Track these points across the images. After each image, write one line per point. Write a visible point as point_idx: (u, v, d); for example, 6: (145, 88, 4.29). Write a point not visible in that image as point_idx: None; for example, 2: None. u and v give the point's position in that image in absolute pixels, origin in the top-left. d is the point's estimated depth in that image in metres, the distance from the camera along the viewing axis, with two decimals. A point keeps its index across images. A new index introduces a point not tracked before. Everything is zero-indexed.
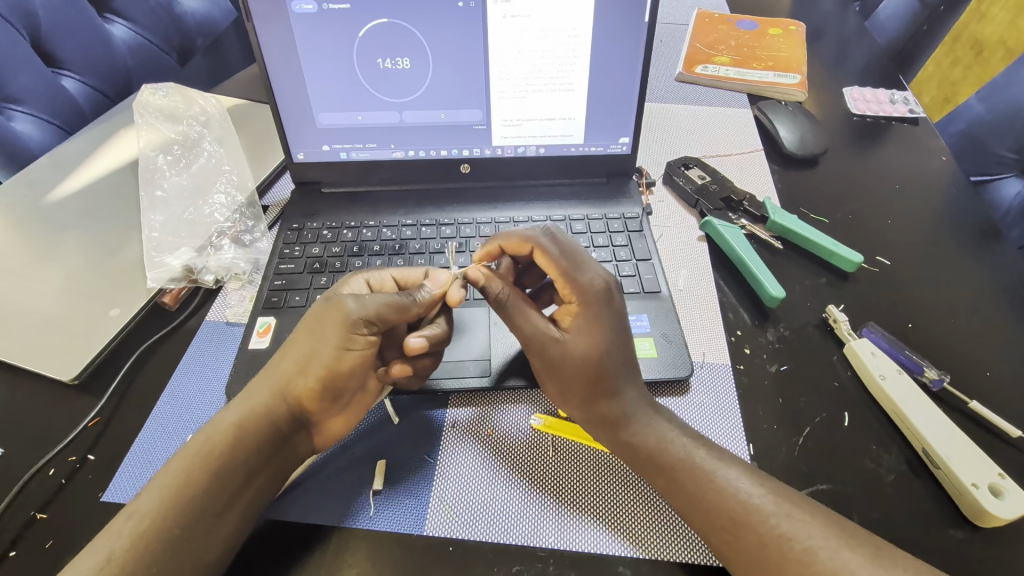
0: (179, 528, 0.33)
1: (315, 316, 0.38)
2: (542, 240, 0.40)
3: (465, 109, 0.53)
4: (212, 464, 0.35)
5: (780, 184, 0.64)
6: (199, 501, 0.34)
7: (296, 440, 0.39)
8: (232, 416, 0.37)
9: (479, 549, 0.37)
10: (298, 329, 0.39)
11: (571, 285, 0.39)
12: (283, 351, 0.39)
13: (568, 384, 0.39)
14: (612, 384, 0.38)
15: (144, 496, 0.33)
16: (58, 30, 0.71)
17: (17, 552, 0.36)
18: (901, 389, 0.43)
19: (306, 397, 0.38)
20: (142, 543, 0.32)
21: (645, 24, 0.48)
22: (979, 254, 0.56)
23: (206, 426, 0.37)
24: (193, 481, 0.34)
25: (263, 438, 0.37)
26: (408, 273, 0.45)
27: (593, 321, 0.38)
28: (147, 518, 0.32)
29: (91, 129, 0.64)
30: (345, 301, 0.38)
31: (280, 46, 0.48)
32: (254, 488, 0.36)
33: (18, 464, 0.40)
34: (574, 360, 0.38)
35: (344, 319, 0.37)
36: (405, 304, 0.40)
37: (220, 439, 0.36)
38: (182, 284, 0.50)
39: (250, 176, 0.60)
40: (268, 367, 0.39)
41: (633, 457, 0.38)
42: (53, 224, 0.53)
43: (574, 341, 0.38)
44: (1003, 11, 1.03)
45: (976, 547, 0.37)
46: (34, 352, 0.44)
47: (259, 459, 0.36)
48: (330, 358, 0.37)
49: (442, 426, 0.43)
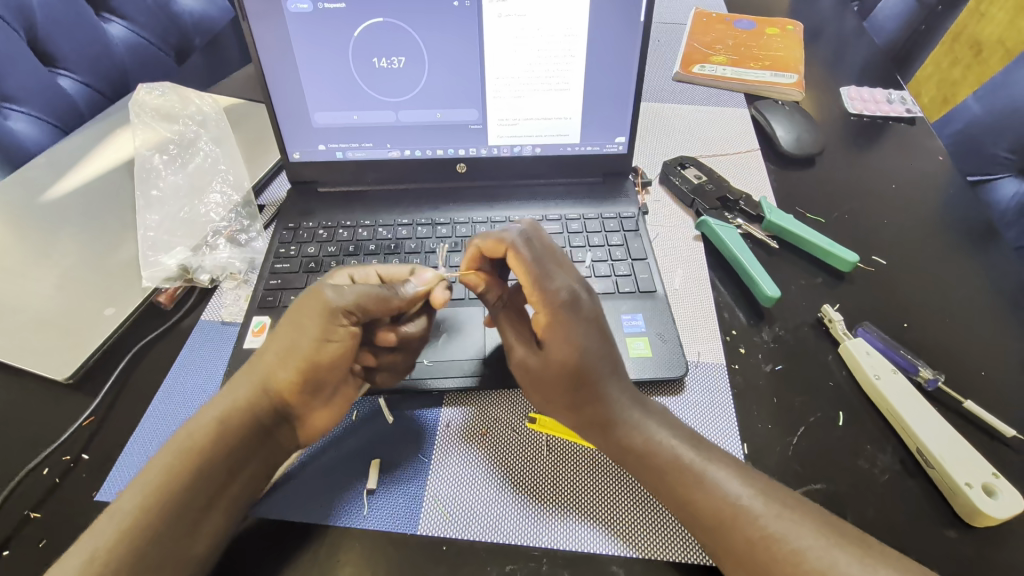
0: (162, 526, 0.32)
1: (296, 307, 0.38)
2: (515, 242, 0.39)
3: (461, 108, 0.52)
4: (196, 462, 0.34)
5: (777, 184, 0.64)
6: (183, 499, 0.33)
7: (279, 434, 0.38)
8: (215, 412, 0.36)
9: (472, 549, 0.37)
10: (280, 321, 0.38)
11: (538, 291, 0.37)
12: (264, 344, 0.38)
13: (551, 398, 0.39)
14: (592, 396, 0.38)
15: (127, 494, 0.33)
16: (55, 29, 0.71)
17: (10, 552, 0.36)
18: (896, 388, 0.43)
19: (288, 391, 0.37)
20: (127, 541, 0.31)
21: (641, 23, 0.48)
22: (975, 254, 0.56)
23: (189, 421, 0.36)
24: (177, 478, 0.34)
25: (247, 433, 0.36)
26: (394, 269, 0.44)
27: (562, 328, 0.37)
28: (131, 517, 0.32)
29: (88, 128, 0.64)
30: (326, 290, 0.38)
31: (276, 45, 0.48)
32: (238, 485, 0.36)
33: (12, 464, 0.40)
34: (550, 374, 0.37)
35: (323, 308, 0.37)
36: (386, 296, 0.39)
37: (203, 435, 0.35)
38: (177, 283, 0.50)
39: (246, 175, 0.60)
40: (249, 361, 0.38)
41: (626, 459, 0.38)
42: (49, 224, 0.53)
43: (549, 354, 0.37)
44: (1002, 11, 1.03)
45: (969, 548, 0.37)
46: (29, 351, 0.44)
47: (243, 456, 0.36)
48: (309, 349, 0.37)
49: (436, 425, 0.43)
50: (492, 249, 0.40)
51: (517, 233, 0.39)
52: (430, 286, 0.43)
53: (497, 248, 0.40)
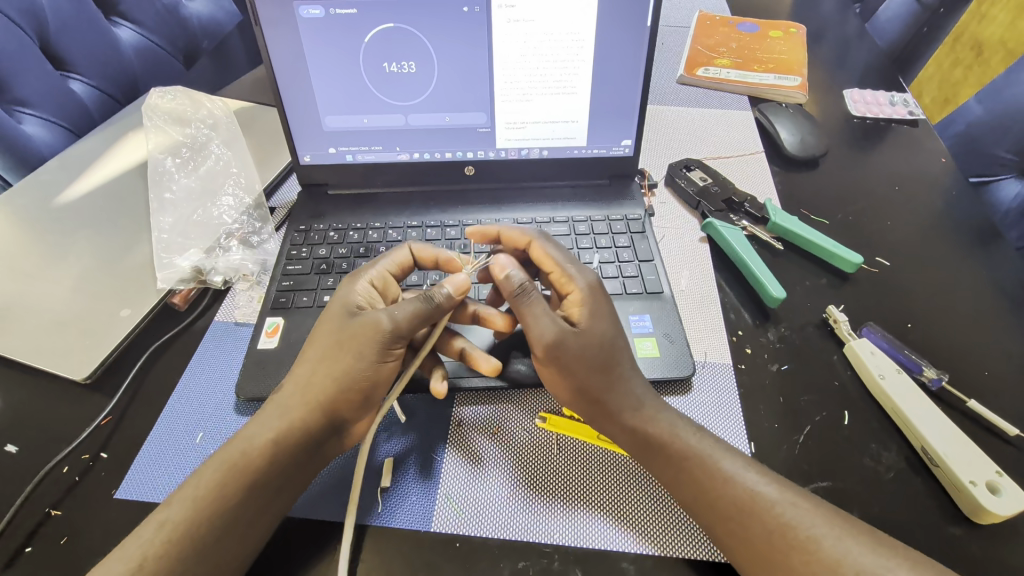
0: (210, 537, 0.33)
1: (344, 333, 0.40)
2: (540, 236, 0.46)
3: (469, 113, 0.53)
4: (246, 474, 0.35)
5: (781, 186, 0.64)
6: (233, 510, 0.34)
7: (328, 448, 0.39)
8: (270, 431, 0.37)
9: (486, 545, 0.37)
10: (326, 349, 0.40)
11: (572, 275, 0.42)
12: (309, 365, 0.39)
13: (587, 378, 0.39)
14: (623, 373, 0.40)
15: (177, 503, 0.34)
16: (66, 33, 0.71)
17: (32, 548, 0.37)
18: (900, 388, 0.44)
19: (344, 408, 0.39)
20: (177, 549, 0.32)
21: (647, 27, 0.49)
22: (978, 255, 0.57)
23: (237, 437, 0.37)
24: (227, 491, 0.34)
25: (301, 450, 0.37)
26: (397, 257, 0.47)
27: (601, 304, 0.41)
28: (180, 529, 0.33)
29: (102, 131, 0.65)
30: (378, 320, 0.39)
31: (288, 51, 0.49)
32: (285, 494, 0.37)
33: (31, 462, 0.41)
34: (593, 348, 0.39)
35: (380, 335, 0.39)
36: (432, 313, 0.40)
37: (256, 453, 0.36)
38: (191, 284, 0.51)
39: (257, 178, 0.61)
40: (295, 381, 0.39)
41: (643, 446, 0.38)
42: (64, 227, 0.54)
43: (589, 329, 0.40)
44: (1004, 12, 1.03)
45: (973, 543, 0.38)
46: (47, 353, 0.45)
47: (295, 470, 0.37)
48: (369, 372, 0.39)
49: (449, 423, 0.44)
50: (516, 241, 0.46)
51: (537, 233, 0.46)
52: (468, 288, 0.42)
53: (519, 241, 0.46)
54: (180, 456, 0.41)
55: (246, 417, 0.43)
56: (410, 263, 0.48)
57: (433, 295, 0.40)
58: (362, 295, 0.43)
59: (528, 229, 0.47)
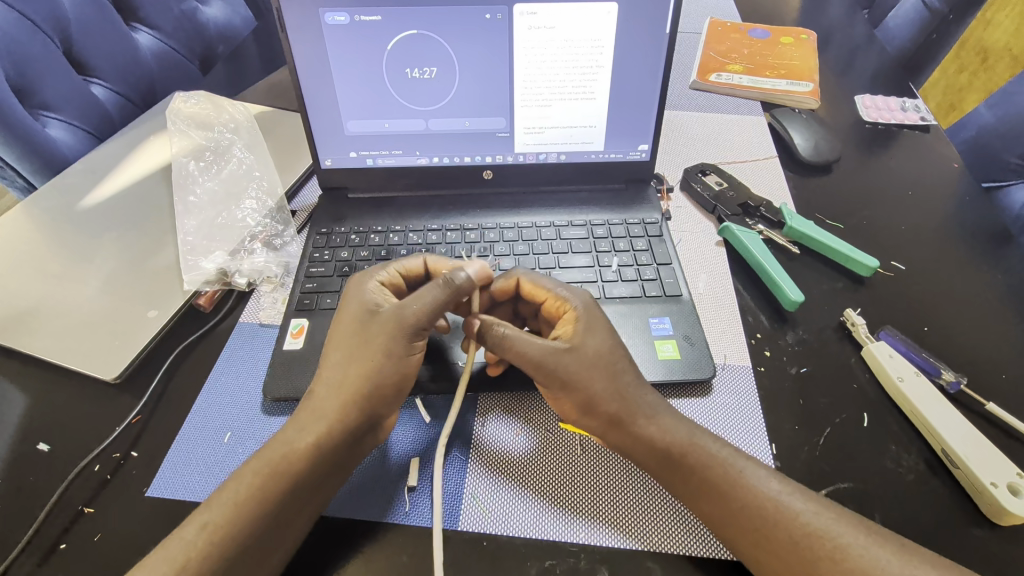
0: (249, 538, 0.34)
1: (369, 330, 0.41)
2: (520, 272, 0.46)
3: (489, 117, 0.54)
4: (287, 476, 0.36)
5: (796, 190, 0.65)
6: (270, 509, 0.35)
7: (368, 441, 0.40)
8: (311, 440, 0.37)
9: (513, 544, 0.38)
10: (352, 350, 0.40)
11: (564, 297, 0.44)
12: (340, 367, 0.40)
13: (590, 392, 0.39)
14: (628, 384, 0.40)
15: (217, 505, 0.35)
16: (87, 39, 0.73)
17: (66, 546, 0.37)
18: (919, 390, 0.44)
19: (379, 402, 0.40)
20: (219, 550, 0.33)
21: (666, 35, 0.50)
22: (992, 260, 0.57)
23: (272, 441, 0.38)
24: (266, 496, 0.35)
25: (343, 453, 0.38)
26: (409, 265, 0.47)
27: (592, 321, 0.42)
28: (221, 529, 0.34)
29: (124, 135, 0.66)
30: (400, 316, 0.41)
31: (313, 58, 0.50)
32: (324, 491, 0.38)
33: (62, 462, 0.41)
34: (590, 360, 0.40)
35: (405, 330, 0.40)
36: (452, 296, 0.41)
37: (296, 454, 0.37)
38: (216, 286, 0.52)
39: (279, 182, 0.61)
40: (324, 379, 0.40)
41: (664, 456, 0.38)
42: (90, 230, 0.55)
43: (584, 343, 0.41)
44: (1009, 19, 1.04)
45: (996, 546, 0.38)
46: (76, 353, 0.46)
47: (337, 469, 0.38)
48: (399, 369, 0.41)
49: (475, 424, 0.44)
50: (503, 288, 0.47)
51: (523, 270, 0.47)
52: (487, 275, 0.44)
53: (508, 287, 0.47)
54: (209, 455, 0.42)
55: (272, 418, 0.44)
56: (422, 274, 0.47)
57: (456, 278, 0.41)
58: (375, 293, 0.44)
59: (511, 270, 0.47)
